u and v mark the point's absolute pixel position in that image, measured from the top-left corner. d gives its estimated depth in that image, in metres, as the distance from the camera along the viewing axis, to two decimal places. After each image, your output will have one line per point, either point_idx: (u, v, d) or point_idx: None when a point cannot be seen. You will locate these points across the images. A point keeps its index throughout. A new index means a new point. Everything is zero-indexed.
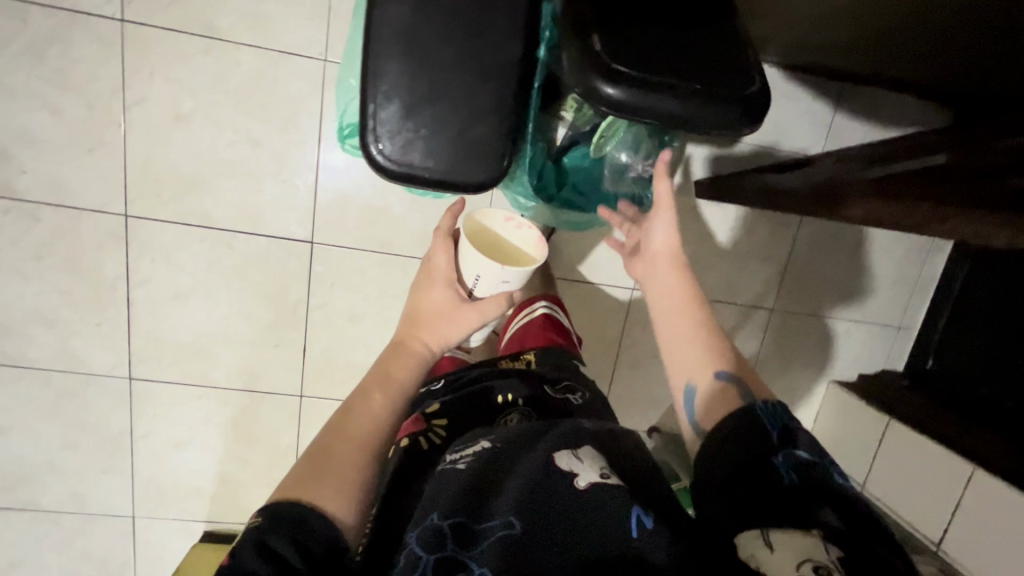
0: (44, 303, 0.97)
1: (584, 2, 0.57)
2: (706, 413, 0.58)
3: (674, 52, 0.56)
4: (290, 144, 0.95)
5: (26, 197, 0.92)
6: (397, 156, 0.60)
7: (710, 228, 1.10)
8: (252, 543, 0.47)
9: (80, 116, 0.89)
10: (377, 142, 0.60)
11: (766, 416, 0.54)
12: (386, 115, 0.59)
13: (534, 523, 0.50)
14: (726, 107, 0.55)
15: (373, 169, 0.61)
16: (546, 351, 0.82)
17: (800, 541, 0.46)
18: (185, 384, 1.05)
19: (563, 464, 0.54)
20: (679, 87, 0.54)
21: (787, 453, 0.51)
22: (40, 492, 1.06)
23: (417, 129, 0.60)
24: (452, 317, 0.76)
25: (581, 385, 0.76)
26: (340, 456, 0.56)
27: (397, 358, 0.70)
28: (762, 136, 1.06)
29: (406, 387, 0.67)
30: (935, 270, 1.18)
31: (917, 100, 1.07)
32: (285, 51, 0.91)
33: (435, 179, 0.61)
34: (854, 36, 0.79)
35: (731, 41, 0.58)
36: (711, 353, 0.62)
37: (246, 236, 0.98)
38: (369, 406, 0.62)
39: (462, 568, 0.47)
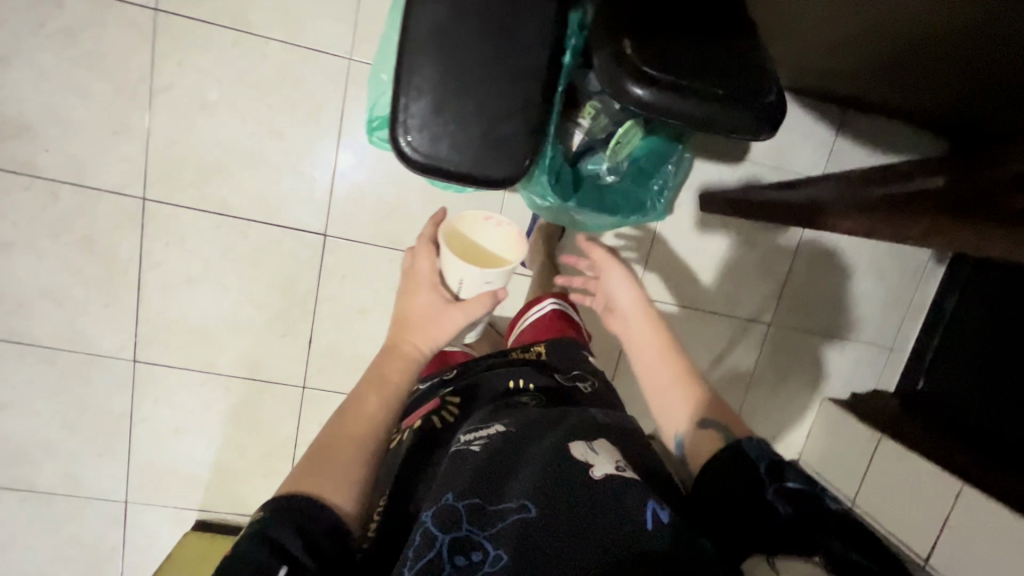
0: (55, 281, 0.98)
1: (617, 9, 0.61)
2: (696, 457, 0.59)
3: (698, 55, 0.59)
4: (310, 138, 0.98)
5: (48, 175, 0.93)
6: (425, 149, 0.62)
7: (713, 241, 1.14)
8: (261, 538, 0.48)
9: (108, 99, 0.92)
10: (407, 134, 0.62)
11: (752, 452, 0.55)
12: (417, 108, 0.62)
13: (550, 504, 0.50)
14: (747, 111, 0.58)
15: (401, 161, 0.63)
16: (555, 344, 0.83)
17: (799, 567, 0.44)
18: (189, 369, 1.05)
19: (579, 454, 0.55)
20: (703, 91, 0.57)
21: (779, 482, 0.51)
22: (35, 471, 1.06)
23: (446, 124, 0.62)
24: (443, 320, 0.73)
25: (590, 373, 0.78)
26: (338, 455, 0.57)
27: (387, 362, 0.68)
28: (767, 155, 1.10)
29: (398, 389, 0.66)
30: (928, 295, 1.22)
31: (914, 129, 1.12)
32: (311, 47, 0.94)
33: (461, 172, 0.63)
34: (861, 62, 0.83)
35: (753, 50, 0.62)
36: (694, 402, 0.65)
37: (261, 225, 1.00)
38: (362, 408, 0.62)
39: (476, 549, 0.48)
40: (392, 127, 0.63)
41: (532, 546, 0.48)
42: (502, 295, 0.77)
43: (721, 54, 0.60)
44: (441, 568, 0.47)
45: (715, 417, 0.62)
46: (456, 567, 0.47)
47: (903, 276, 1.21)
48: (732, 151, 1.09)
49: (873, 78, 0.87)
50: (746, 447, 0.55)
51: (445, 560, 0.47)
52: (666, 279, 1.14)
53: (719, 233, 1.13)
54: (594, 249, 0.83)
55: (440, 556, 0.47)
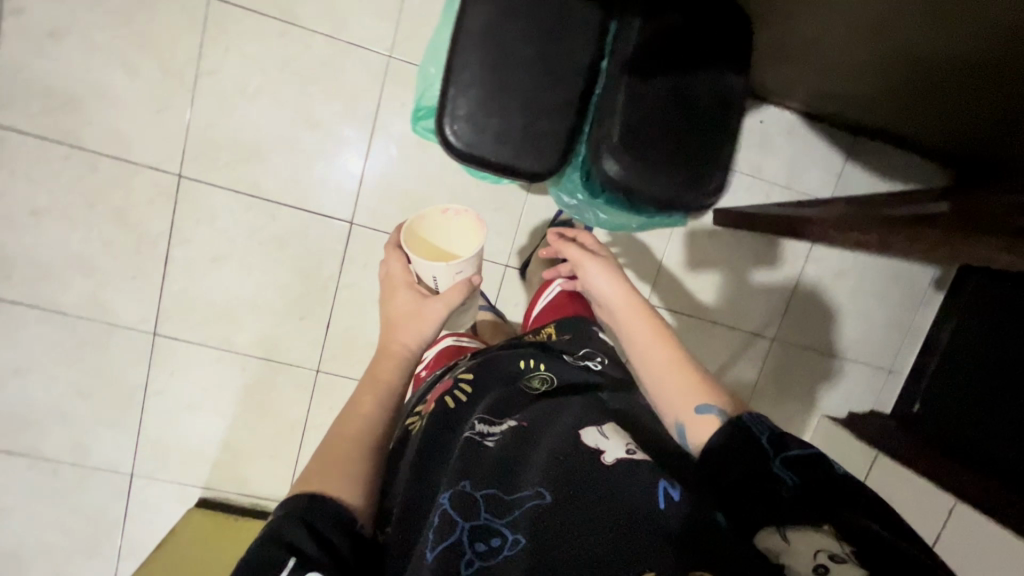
0: (85, 250, 1.00)
1: (627, 65, 0.70)
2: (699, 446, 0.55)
3: (677, 133, 0.73)
4: (345, 128, 1.02)
5: (89, 147, 0.97)
6: (469, 138, 0.66)
7: (722, 254, 1.19)
8: (270, 539, 0.44)
9: (155, 78, 0.96)
10: (451, 123, 0.66)
11: (755, 428, 0.52)
12: (464, 100, 0.65)
13: (567, 490, 0.50)
14: (684, 201, 0.74)
15: (444, 148, 0.67)
16: (565, 323, 0.86)
17: (812, 536, 0.45)
18: (206, 345, 1.07)
19: (591, 442, 0.55)
20: (656, 177, 0.73)
21: (784, 456, 0.49)
22: (44, 438, 1.07)
23: (490, 116, 0.66)
24: (426, 315, 0.68)
25: (599, 350, 0.79)
26: (338, 450, 0.53)
27: (377, 363, 0.64)
28: (779, 175, 1.15)
29: (393, 383, 0.62)
30: (926, 320, 1.27)
31: (919, 160, 1.17)
32: (353, 43, 0.99)
33: (502, 166, 0.68)
34: (876, 90, 0.87)
35: (712, 137, 0.75)
36: (692, 384, 0.60)
37: (290, 209, 1.03)
38: (358, 404, 0.58)
39: (495, 534, 0.48)
40: (438, 118, 0.66)
41: (553, 530, 0.47)
42: (477, 281, 0.74)
43: (696, 134, 0.74)
44: (462, 554, 0.46)
45: (712, 403, 0.57)
46: (477, 553, 0.46)
47: (904, 299, 1.26)
48: (747, 170, 1.14)
49: (885, 107, 0.92)
50: (750, 426, 0.52)
51: (466, 545, 0.46)
52: (676, 288, 1.18)
53: (727, 247, 1.18)
54: (563, 245, 0.81)
55: (461, 541, 0.46)
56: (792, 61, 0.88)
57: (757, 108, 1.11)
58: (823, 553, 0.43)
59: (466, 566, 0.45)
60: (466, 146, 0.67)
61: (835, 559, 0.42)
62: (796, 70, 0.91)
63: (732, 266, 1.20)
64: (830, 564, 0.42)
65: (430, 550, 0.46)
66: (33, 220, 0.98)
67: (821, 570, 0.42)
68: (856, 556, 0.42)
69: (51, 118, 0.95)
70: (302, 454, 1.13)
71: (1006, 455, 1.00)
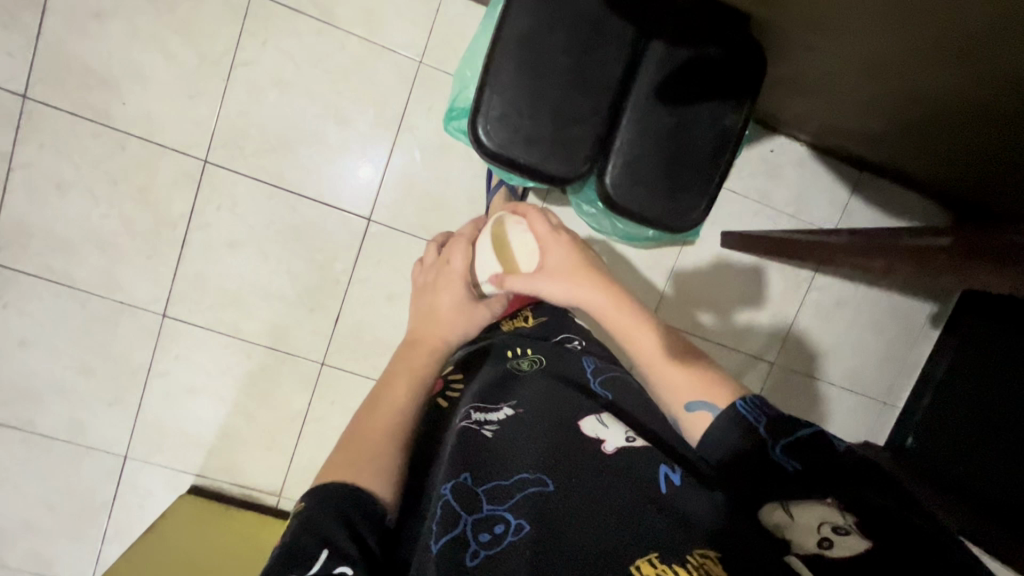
0: (104, 227, 1.01)
1: (642, 87, 0.76)
2: (694, 437, 0.55)
3: (668, 164, 0.79)
4: (371, 126, 1.04)
5: (120, 127, 0.99)
6: (498, 139, 0.73)
7: (727, 276, 1.21)
8: (305, 531, 0.44)
9: (191, 65, 0.99)
10: (484, 125, 0.73)
11: (749, 415, 0.52)
12: (497, 103, 0.73)
13: (568, 477, 0.51)
14: (668, 223, 0.81)
15: (475, 148, 0.74)
16: (541, 307, 0.85)
17: (814, 509, 0.46)
18: (214, 330, 1.07)
19: (590, 431, 0.56)
20: (646, 197, 0.79)
21: (787, 440, 0.49)
22: (41, 413, 1.06)
23: (519, 122, 0.73)
24: (468, 314, 0.75)
25: (576, 333, 0.80)
26: (371, 442, 0.54)
27: (414, 354, 0.67)
28: (786, 203, 1.18)
29: (426, 374, 0.65)
30: (921, 357, 1.30)
31: (921, 198, 1.21)
32: (386, 46, 1.02)
33: (527, 165, 0.75)
34: (882, 128, 0.91)
35: (706, 167, 0.80)
36: (683, 375, 0.58)
37: (310, 202, 1.05)
38: (393, 395, 0.60)
39: (498, 522, 0.47)
40: (472, 117, 0.74)
41: (555, 516, 0.47)
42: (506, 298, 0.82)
43: (688, 168, 0.80)
44: (466, 546, 0.46)
45: (703, 396, 0.56)
46: (481, 543, 0.46)
47: (901, 333, 1.29)
48: (756, 196, 1.17)
49: (892, 143, 0.96)
50: (742, 415, 0.52)
51: (470, 537, 0.46)
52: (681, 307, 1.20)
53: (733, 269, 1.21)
54: (506, 284, 0.71)
55: (465, 534, 0.47)
56: (802, 95, 0.93)
57: (768, 138, 1.15)
58: (826, 526, 0.44)
59: (471, 557, 0.45)
60: (495, 147, 0.74)
61: (839, 531, 0.44)
62: (807, 105, 0.96)
63: (737, 288, 1.22)
64: (834, 537, 0.44)
65: (435, 542, 0.46)
66: (56, 193, 0.99)
67: (826, 543, 0.44)
68: (858, 525, 0.43)
69: (85, 96, 0.98)
70: (299, 447, 1.13)
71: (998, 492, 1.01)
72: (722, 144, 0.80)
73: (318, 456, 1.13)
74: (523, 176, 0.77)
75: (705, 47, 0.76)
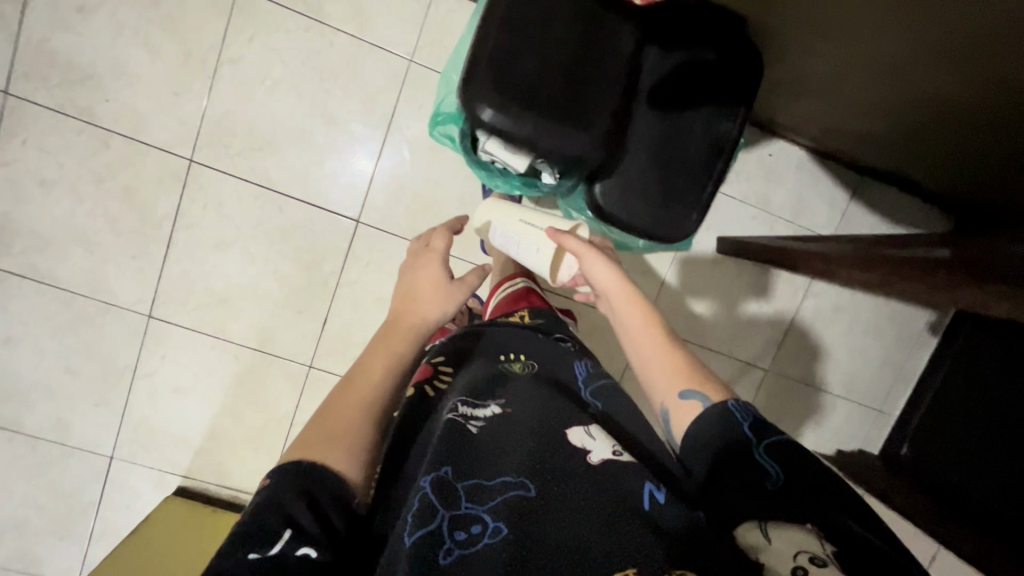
0: (88, 225, 1.00)
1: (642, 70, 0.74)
2: (682, 431, 0.56)
3: (661, 170, 0.77)
4: (360, 126, 1.02)
5: (104, 124, 0.97)
6: (500, 107, 0.66)
7: (723, 280, 1.19)
8: (269, 505, 0.43)
9: (176, 61, 0.97)
10: (485, 92, 0.66)
11: (737, 414, 0.53)
12: (495, 74, 0.67)
13: (550, 480, 0.50)
14: (658, 233, 0.79)
15: (474, 119, 0.67)
16: (538, 312, 0.82)
17: (795, 535, 0.45)
18: (201, 332, 1.06)
19: (575, 441, 0.54)
20: (635, 206, 0.77)
21: (768, 441, 0.51)
22: (27, 413, 1.05)
23: (523, 89, 0.67)
24: (449, 291, 0.72)
25: (570, 336, 0.78)
26: (341, 421, 0.50)
27: (393, 332, 0.63)
28: (784, 209, 1.16)
29: (404, 354, 0.60)
30: (918, 365, 1.29)
31: (922, 204, 1.18)
32: (376, 44, 1.00)
33: (534, 138, 0.68)
34: (885, 131, 0.88)
35: (699, 175, 0.78)
36: (677, 367, 0.60)
37: (298, 202, 1.03)
38: (368, 372, 0.56)
39: (476, 522, 0.46)
40: (465, 91, 0.67)
41: (534, 521, 0.46)
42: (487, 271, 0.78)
43: (682, 175, 0.78)
44: (441, 543, 0.44)
45: (696, 387, 0.57)
46: (456, 542, 0.45)
47: (899, 340, 1.27)
48: (754, 201, 1.15)
49: (895, 146, 0.93)
50: (731, 412, 0.53)
51: (446, 534, 0.45)
52: (676, 312, 1.19)
53: (730, 275, 1.19)
54: (562, 238, 0.76)
55: (440, 531, 0.45)
56: (802, 97, 0.90)
57: (766, 141, 1.13)
58: (803, 556, 0.43)
59: (444, 554, 0.44)
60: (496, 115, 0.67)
61: (815, 562, 0.42)
62: (807, 106, 0.92)
63: (734, 294, 1.20)
64: (809, 567, 0.42)
65: (408, 535, 0.45)
66: (39, 191, 0.98)
67: (800, 571, 0.42)
68: (835, 556, 0.43)
69: (68, 92, 0.95)
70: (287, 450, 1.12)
71: (992, 504, 1.00)
72: (719, 152, 0.78)
73: None
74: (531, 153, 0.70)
75: (700, 50, 0.74)
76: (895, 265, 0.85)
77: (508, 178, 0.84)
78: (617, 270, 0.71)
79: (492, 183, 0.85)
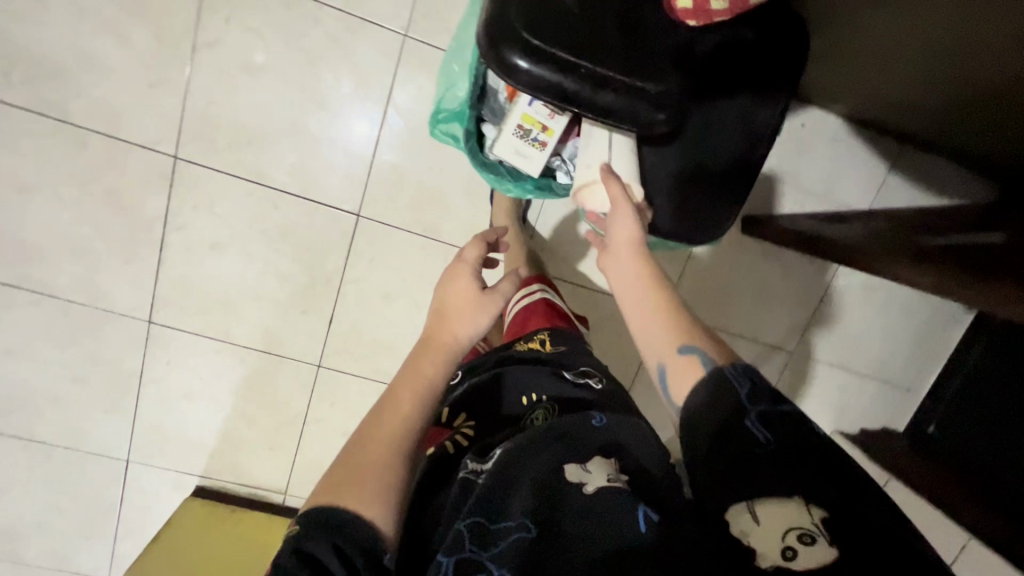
0: (75, 231, 0.95)
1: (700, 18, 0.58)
2: (681, 389, 0.47)
3: (690, 170, 0.71)
4: (353, 110, 0.94)
5: (79, 122, 0.90)
6: (541, 58, 0.52)
7: (749, 262, 1.13)
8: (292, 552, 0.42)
9: (148, 48, 0.88)
10: (523, 40, 0.51)
11: (733, 377, 0.45)
12: (524, 7, 0.52)
13: (556, 523, 0.46)
14: (683, 235, 0.74)
15: (504, 78, 0.53)
16: (559, 332, 0.74)
17: (782, 508, 0.39)
18: (205, 336, 1.02)
19: (571, 477, 0.49)
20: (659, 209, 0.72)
21: (762, 409, 0.43)
22: (38, 422, 1.04)
23: (565, 34, 0.53)
24: (484, 304, 0.62)
25: (599, 370, 0.67)
26: (369, 463, 0.47)
27: (425, 358, 0.57)
28: (814, 184, 1.07)
29: (435, 382, 0.55)
30: (951, 342, 1.23)
31: (969, 173, 1.09)
32: (365, 19, 0.91)
33: (591, 80, 0.53)
34: (939, 99, 0.79)
35: (729, 172, 0.72)
36: (676, 323, 0.52)
37: (294, 199, 0.97)
38: (397, 408, 0.52)
39: (480, 569, 0.43)
40: (487, 33, 0.53)
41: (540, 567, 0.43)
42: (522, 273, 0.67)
43: (710, 174, 0.72)
44: None
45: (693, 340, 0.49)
46: None
47: (933, 316, 1.21)
48: (784, 177, 1.06)
49: (946, 115, 0.84)
50: (727, 376, 0.45)
51: None
52: (697, 296, 1.13)
53: (757, 259, 1.13)
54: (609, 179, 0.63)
55: None
56: (847, 63, 0.80)
57: (797, 111, 1.03)
58: (792, 534, 0.38)
59: None
60: (534, 66, 0.52)
61: (805, 540, 0.38)
62: (851, 73, 0.83)
63: (760, 276, 1.14)
64: (798, 546, 0.38)
65: None
66: (19, 197, 0.92)
67: (790, 554, 0.38)
68: (826, 527, 0.38)
69: (34, 88, 0.88)
70: (302, 448, 1.11)
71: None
72: (757, 144, 0.71)
73: (323, 454, 1.11)
74: (584, 111, 0.54)
75: (740, 30, 0.64)
76: (918, 250, 0.79)
77: (518, 181, 0.75)
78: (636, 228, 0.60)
79: (502, 189, 0.76)
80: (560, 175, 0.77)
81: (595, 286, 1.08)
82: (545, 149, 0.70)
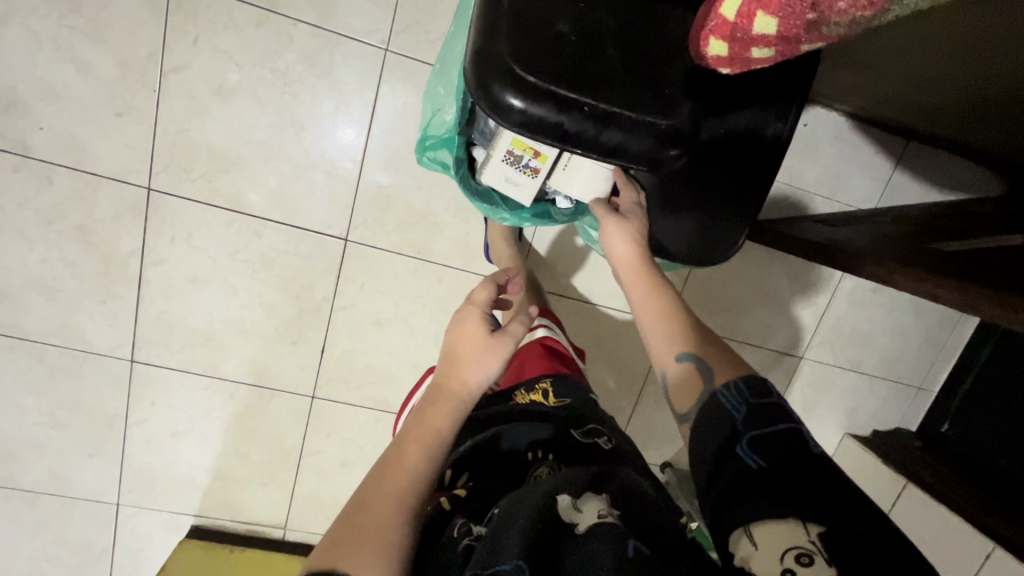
0: (46, 271, 0.89)
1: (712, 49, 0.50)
2: (682, 395, 0.51)
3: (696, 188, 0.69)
4: (335, 131, 0.89)
5: (42, 156, 0.84)
6: (535, 100, 0.49)
7: (754, 267, 1.09)
8: None
9: (112, 75, 0.83)
10: (517, 78, 0.49)
11: (728, 403, 0.46)
12: (517, 39, 0.50)
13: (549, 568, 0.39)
14: (680, 254, 0.73)
15: (498, 120, 0.51)
16: (562, 380, 0.69)
17: (777, 530, 0.39)
18: (192, 372, 0.98)
19: (563, 514, 0.43)
20: (660, 226, 0.71)
21: (755, 433, 0.43)
22: (19, 469, 0.98)
23: (562, 73, 0.50)
24: (493, 349, 0.58)
25: (606, 427, 0.63)
26: (372, 523, 0.42)
27: (434, 407, 0.53)
28: (818, 184, 1.03)
29: (444, 434, 0.51)
30: (962, 339, 1.19)
31: (976, 167, 1.06)
32: (341, 34, 0.86)
33: (594, 119, 0.50)
34: (950, 100, 0.77)
35: (738, 192, 0.69)
36: (679, 332, 0.54)
37: (276, 226, 0.92)
38: (402, 464, 0.47)
39: None
40: (478, 69, 0.50)
41: None
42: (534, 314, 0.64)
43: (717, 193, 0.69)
44: None
45: (693, 351, 0.52)
46: None
47: (945, 313, 1.18)
48: (785, 177, 1.02)
49: (957, 115, 0.82)
50: (722, 401, 0.47)
51: None
52: (701, 306, 1.10)
53: (761, 264, 1.09)
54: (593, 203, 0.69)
55: None
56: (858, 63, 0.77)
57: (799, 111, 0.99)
58: (790, 556, 0.37)
59: None
60: (527, 108, 0.49)
61: (803, 561, 0.37)
62: (860, 74, 0.80)
63: (765, 285, 1.11)
64: (797, 568, 0.37)
65: None
66: None
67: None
68: (824, 546, 0.37)
69: None
70: (299, 482, 1.06)
71: None
72: (768, 166, 0.68)
73: (320, 487, 1.07)
74: (586, 150, 0.52)
75: None
76: (938, 256, 0.75)
77: (514, 210, 0.75)
78: (627, 246, 0.64)
79: (496, 217, 0.76)
80: (559, 203, 0.77)
81: (595, 300, 1.05)
82: (537, 175, 0.70)
